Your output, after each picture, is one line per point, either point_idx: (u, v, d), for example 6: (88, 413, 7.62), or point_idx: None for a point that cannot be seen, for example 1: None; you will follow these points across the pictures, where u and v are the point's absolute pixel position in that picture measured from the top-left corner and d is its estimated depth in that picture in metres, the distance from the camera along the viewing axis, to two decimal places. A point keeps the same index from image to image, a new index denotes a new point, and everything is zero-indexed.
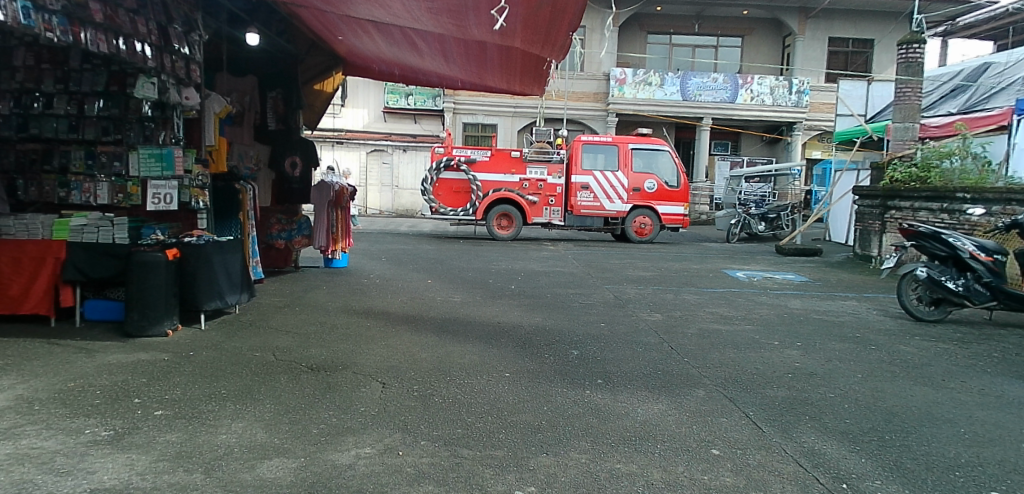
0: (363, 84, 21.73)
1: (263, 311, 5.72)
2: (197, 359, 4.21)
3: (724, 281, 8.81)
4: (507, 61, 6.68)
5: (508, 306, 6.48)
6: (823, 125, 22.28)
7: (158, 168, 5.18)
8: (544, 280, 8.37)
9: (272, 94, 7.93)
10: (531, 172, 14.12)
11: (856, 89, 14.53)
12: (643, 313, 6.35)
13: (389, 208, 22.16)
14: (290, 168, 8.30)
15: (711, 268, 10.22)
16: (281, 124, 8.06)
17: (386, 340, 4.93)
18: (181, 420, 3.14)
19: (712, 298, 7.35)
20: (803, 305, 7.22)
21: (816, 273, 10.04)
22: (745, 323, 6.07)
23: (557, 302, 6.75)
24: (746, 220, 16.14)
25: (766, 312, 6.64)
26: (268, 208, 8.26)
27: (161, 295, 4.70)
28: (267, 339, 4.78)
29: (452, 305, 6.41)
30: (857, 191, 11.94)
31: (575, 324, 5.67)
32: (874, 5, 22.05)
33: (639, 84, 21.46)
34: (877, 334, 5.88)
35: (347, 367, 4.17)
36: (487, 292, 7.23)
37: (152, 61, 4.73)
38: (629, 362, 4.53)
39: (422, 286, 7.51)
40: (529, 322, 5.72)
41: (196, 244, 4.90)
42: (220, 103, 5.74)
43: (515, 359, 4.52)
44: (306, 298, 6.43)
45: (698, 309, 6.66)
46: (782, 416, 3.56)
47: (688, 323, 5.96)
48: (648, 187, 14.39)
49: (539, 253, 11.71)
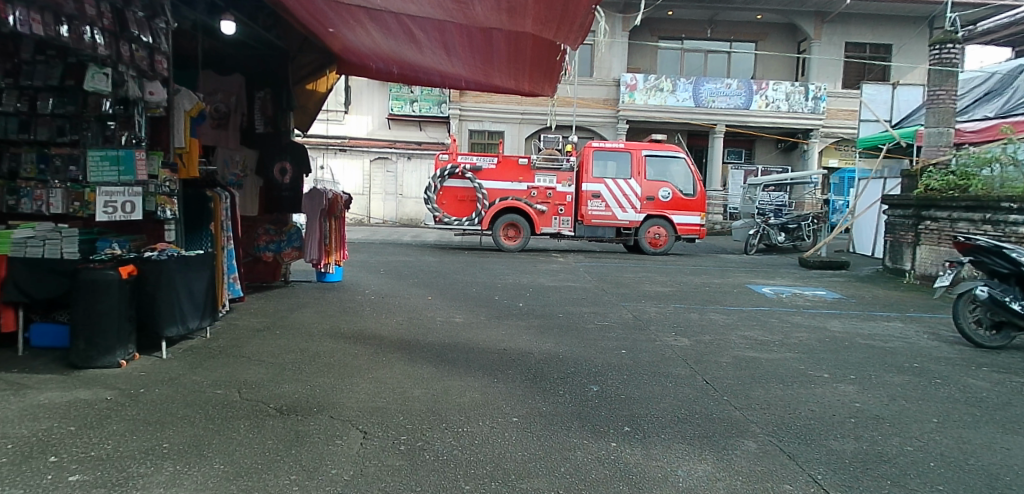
0: (367, 90, 21.19)
1: (238, 335, 5.05)
2: (147, 398, 3.54)
3: (751, 298, 8.08)
4: (516, 52, 6.04)
5: (515, 328, 5.78)
6: (841, 132, 21.53)
7: (114, 172, 4.49)
8: (554, 296, 7.69)
9: (261, 94, 7.36)
10: (540, 180, 13.43)
11: (881, 94, 14.34)
12: (669, 337, 5.62)
13: (392, 217, 21.51)
14: (279, 174, 7.64)
15: (734, 283, 9.50)
16: (270, 127, 7.45)
17: (375, 372, 4.24)
18: (100, 489, 2.46)
19: (741, 318, 6.65)
20: (843, 327, 6.48)
21: (848, 289, 9.29)
22: (788, 351, 5.33)
23: (571, 324, 6.06)
24: (765, 231, 15.43)
25: (806, 337, 5.90)
26: (255, 218, 7.61)
27: (115, 319, 4.03)
28: (233, 372, 4.09)
29: (453, 327, 5.71)
30: (886, 201, 11.28)
31: (593, 352, 4.96)
32: (893, 9, 21.34)
33: (650, 91, 20.79)
34: (938, 363, 5.16)
35: (324, 409, 3.50)
36: (492, 311, 6.53)
37: (105, 50, 4.13)
38: (659, 404, 3.81)
39: (421, 304, 6.82)
40: (539, 349, 5.02)
41: (156, 260, 4.24)
42: (190, 100, 5.08)
43: (524, 399, 3.80)
44: (291, 319, 5.76)
45: (728, 332, 5.92)
46: (860, 481, 2.85)
47: (721, 350, 5.24)
48: (662, 195, 13.69)
49: (548, 266, 11.02)
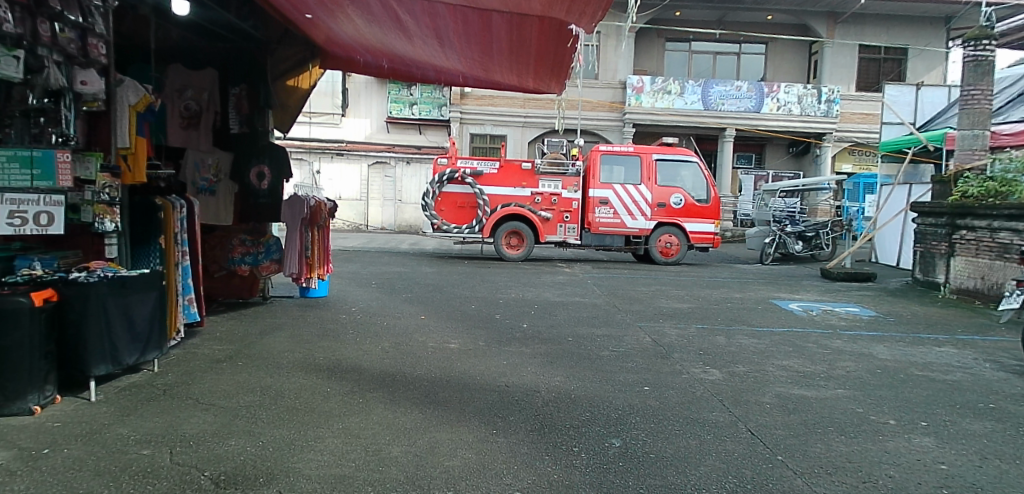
0: (365, 93, 20.43)
1: (191, 368, 4.26)
2: (48, 464, 2.78)
3: (779, 317, 7.28)
4: (519, 40, 5.31)
5: (518, 357, 4.99)
6: (856, 136, 20.75)
7: (25, 176, 3.63)
8: (562, 314, 6.92)
9: (236, 90, 6.61)
10: (544, 185, 12.68)
11: (905, 95, 13.70)
12: (697, 369, 4.82)
13: (391, 223, 20.81)
14: (257, 179, 6.89)
15: (757, 297, 8.71)
16: (246, 126, 6.67)
17: (348, 420, 3.47)
18: None
19: (775, 343, 5.88)
20: (892, 354, 5.68)
21: (882, 305, 8.51)
22: (839, 388, 4.54)
23: (583, 350, 5.28)
24: (782, 239, 14.55)
25: (854, 367, 5.12)
26: (228, 228, 6.89)
27: (26, 357, 3.27)
28: (172, 423, 3.31)
29: (447, 356, 4.94)
30: (916, 208, 10.54)
31: (610, 391, 4.17)
32: (909, 10, 20.60)
33: (657, 93, 20.00)
34: (1017, 402, 4.37)
35: (275, 480, 2.72)
36: (493, 335, 5.75)
37: (16, 27, 3.40)
38: (699, 468, 3.03)
39: (412, 326, 6.04)
40: (546, 386, 4.24)
41: (82, 283, 3.51)
42: (136, 93, 4.29)
43: (528, 462, 3.02)
44: (261, 346, 4.97)
45: (764, 362, 5.13)
46: None
47: (761, 386, 4.46)
48: (674, 202, 12.92)
49: (553, 278, 10.25)
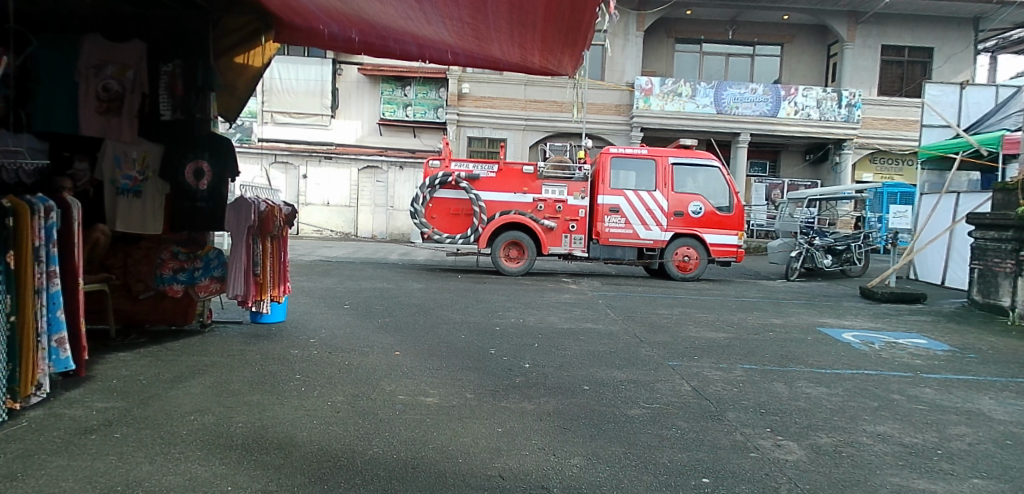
0: (355, 93, 19.21)
1: (34, 448, 2.91)
2: None
3: (840, 353, 5.89)
4: None
5: (517, 420, 3.62)
6: (878, 143, 19.41)
7: None
8: (571, 349, 5.56)
9: (169, 68, 5.19)
10: (547, 191, 11.35)
11: (948, 95, 12.33)
12: (766, 442, 3.47)
13: (382, 231, 19.46)
14: (194, 177, 5.44)
15: (800, 325, 7.32)
16: (180, 114, 5.25)
17: None
18: None
19: (851, 394, 4.51)
20: (1010, 413, 4.27)
21: (951, 336, 7.11)
22: (975, 476, 3.16)
23: (604, 410, 3.89)
24: (809, 253, 13.19)
25: (975, 437, 3.74)
26: (158, 237, 5.57)
27: None
28: None
29: (418, 420, 3.57)
30: (973, 220, 9.18)
31: (652, 490, 2.79)
32: (935, 9, 19.29)
33: (667, 95, 18.72)
34: None
35: None
36: (484, 382, 4.40)
37: None
38: None
39: (380, 367, 4.66)
40: (558, 480, 2.85)
41: None
42: None
43: None
44: (162, 403, 3.61)
45: (852, 429, 3.77)
46: None
47: (866, 476, 3.09)
48: (693, 210, 11.57)
49: (558, 297, 8.89)
